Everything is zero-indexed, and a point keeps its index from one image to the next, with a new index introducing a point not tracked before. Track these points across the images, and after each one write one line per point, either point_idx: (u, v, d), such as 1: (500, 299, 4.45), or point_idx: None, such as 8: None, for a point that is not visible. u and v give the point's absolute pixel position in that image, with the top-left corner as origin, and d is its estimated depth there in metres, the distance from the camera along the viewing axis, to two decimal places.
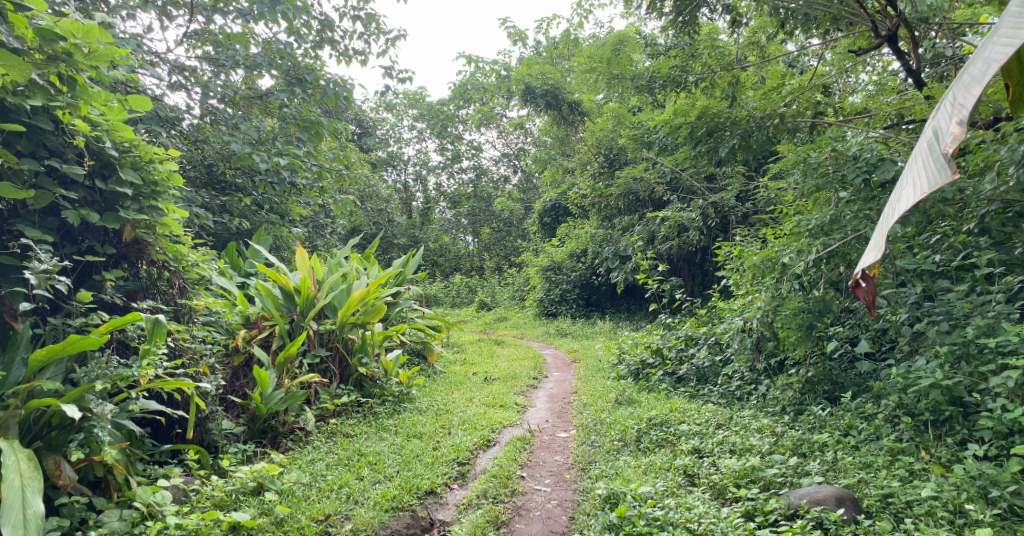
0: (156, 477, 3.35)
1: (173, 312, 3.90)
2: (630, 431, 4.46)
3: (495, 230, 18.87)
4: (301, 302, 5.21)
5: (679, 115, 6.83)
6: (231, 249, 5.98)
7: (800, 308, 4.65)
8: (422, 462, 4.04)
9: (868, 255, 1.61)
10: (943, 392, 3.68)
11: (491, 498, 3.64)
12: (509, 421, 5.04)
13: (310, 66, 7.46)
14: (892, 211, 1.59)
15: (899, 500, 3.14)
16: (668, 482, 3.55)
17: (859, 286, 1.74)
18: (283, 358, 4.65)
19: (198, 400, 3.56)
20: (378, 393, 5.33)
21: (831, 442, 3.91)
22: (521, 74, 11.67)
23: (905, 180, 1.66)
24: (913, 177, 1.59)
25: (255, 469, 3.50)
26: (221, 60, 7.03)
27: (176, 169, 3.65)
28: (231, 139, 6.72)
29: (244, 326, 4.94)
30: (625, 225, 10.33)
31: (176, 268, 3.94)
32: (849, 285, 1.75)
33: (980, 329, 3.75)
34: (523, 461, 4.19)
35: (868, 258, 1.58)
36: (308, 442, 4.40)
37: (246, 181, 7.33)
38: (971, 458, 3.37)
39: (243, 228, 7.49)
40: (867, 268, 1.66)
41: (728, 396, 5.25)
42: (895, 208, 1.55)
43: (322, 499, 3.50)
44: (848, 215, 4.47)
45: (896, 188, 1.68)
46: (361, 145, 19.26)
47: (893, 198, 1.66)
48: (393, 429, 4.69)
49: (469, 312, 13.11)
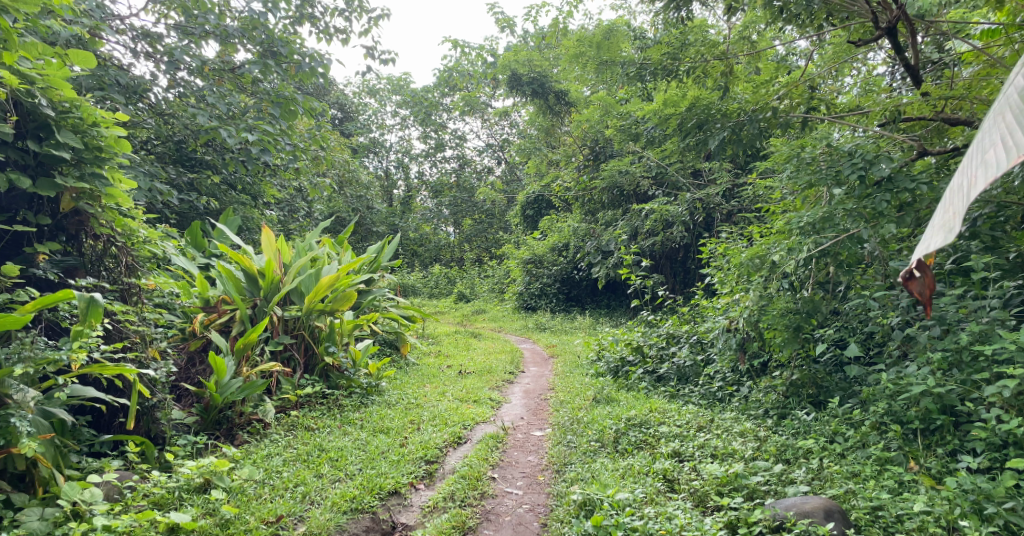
0: (89, 472, 3.08)
1: (117, 292, 3.60)
2: (608, 432, 4.27)
3: (477, 222, 18.64)
4: (265, 286, 4.90)
5: (668, 106, 6.64)
6: (196, 229, 5.59)
7: (788, 308, 4.45)
8: (387, 460, 3.80)
9: (931, 236, 1.35)
10: (935, 399, 3.50)
11: (458, 501, 3.41)
12: (482, 418, 4.80)
13: (284, 38, 7.11)
14: (971, 181, 1.33)
15: (890, 514, 2.93)
16: (647, 488, 3.34)
17: (912, 280, 1.44)
18: (242, 345, 4.36)
19: (141, 388, 3.29)
20: (344, 385, 5.06)
21: (817, 449, 3.71)
22: (508, 60, 11.35)
23: (984, 145, 1.41)
24: (997, 140, 1.34)
25: (202, 464, 3.25)
26: (190, 28, 6.68)
27: (124, 135, 3.31)
28: (197, 111, 6.37)
29: (202, 309, 4.64)
30: (608, 220, 10.18)
31: (123, 244, 3.64)
32: (901, 277, 1.44)
33: (975, 335, 3.58)
34: (495, 461, 3.96)
35: (934, 240, 1.30)
36: (266, 436, 4.13)
37: (216, 158, 6.99)
38: (964, 470, 3.18)
39: (212, 208, 7.18)
40: (929, 251, 1.38)
41: (709, 397, 5.06)
42: (977, 176, 1.30)
43: (274, 498, 3.25)
44: (840, 213, 4.23)
45: (971, 156, 1.43)
46: (342, 130, 18.89)
47: (968, 167, 1.41)
48: (358, 423, 4.44)
49: (446, 304, 12.87)
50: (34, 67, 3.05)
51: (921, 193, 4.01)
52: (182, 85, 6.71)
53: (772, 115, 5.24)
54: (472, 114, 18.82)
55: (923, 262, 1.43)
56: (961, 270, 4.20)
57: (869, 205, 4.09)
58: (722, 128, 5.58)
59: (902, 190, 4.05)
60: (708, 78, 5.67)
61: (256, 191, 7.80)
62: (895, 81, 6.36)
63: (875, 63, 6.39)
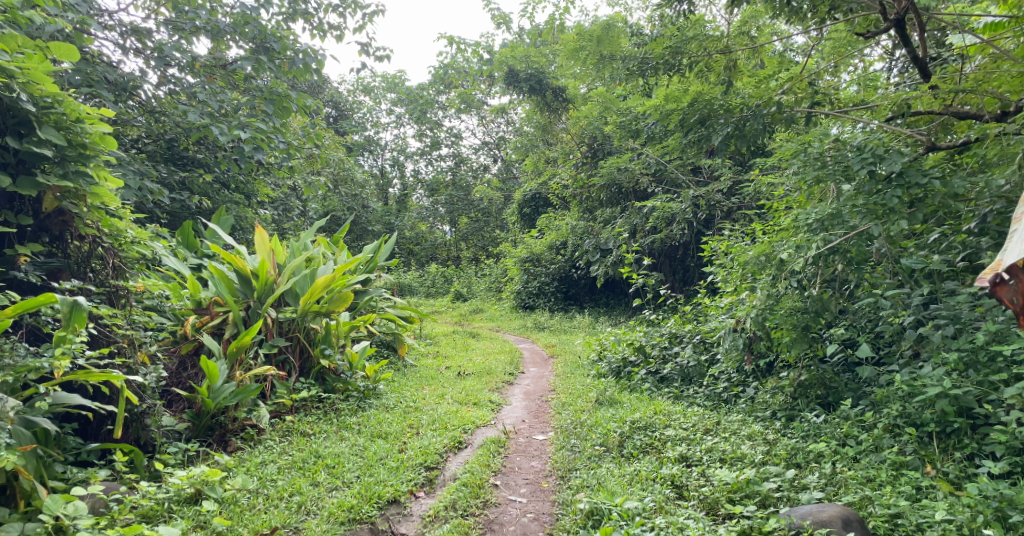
0: (74, 483, 2.96)
1: (104, 296, 3.45)
2: (612, 435, 4.16)
3: (473, 221, 18.52)
4: (258, 287, 4.77)
5: (669, 102, 6.52)
6: (187, 229, 5.46)
7: (796, 307, 4.34)
8: (385, 466, 3.69)
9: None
10: (950, 402, 3.39)
11: (460, 510, 3.29)
12: (482, 421, 4.68)
13: (277, 33, 6.95)
14: None
15: (909, 522, 2.83)
16: (656, 495, 3.23)
17: (1002, 286, 2.01)
18: (235, 348, 4.24)
19: (128, 395, 3.16)
20: (341, 388, 4.93)
21: (828, 452, 3.60)
22: (505, 57, 11.20)
23: None
24: None
25: (193, 474, 3.14)
26: (180, 24, 6.53)
27: (110, 131, 3.18)
28: (188, 109, 6.23)
29: (193, 311, 4.51)
30: (607, 218, 10.07)
31: (110, 245, 3.50)
32: (993, 282, 2.01)
33: (991, 335, 3.48)
34: (497, 467, 3.85)
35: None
36: (260, 442, 4.01)
37: (208, 156, 6.85)
38: (984, 476, 3.08)
39: (204, 207, 7.04)
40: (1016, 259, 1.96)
41: (714, 398, 4.96)
42: None
43: (269, 509, 3.13)
44: (849, 210, 4.09)
45: None
46: (336, 128, 18.72)
47: None
48: (355, 428, 4.32)
49: (443, 303, 12.74)
50: (13, 60, 2.92)
51: (933, 188, 3.91)
52: (173, 82, 6.56)
53: (776, 109, 5.13)
54: (468, 112, 18.69)
55: (1011, 271, 1.99)
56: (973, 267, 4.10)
57: (880, 201, 3.98)
58: (726, 124, 5.47)
59: (913, 185, 3.94)
60: (711, 72, 5.56)
61: (249, 190, 7.67)
62: (895, 76, 6.25)
63: (872, 58, 6.30)
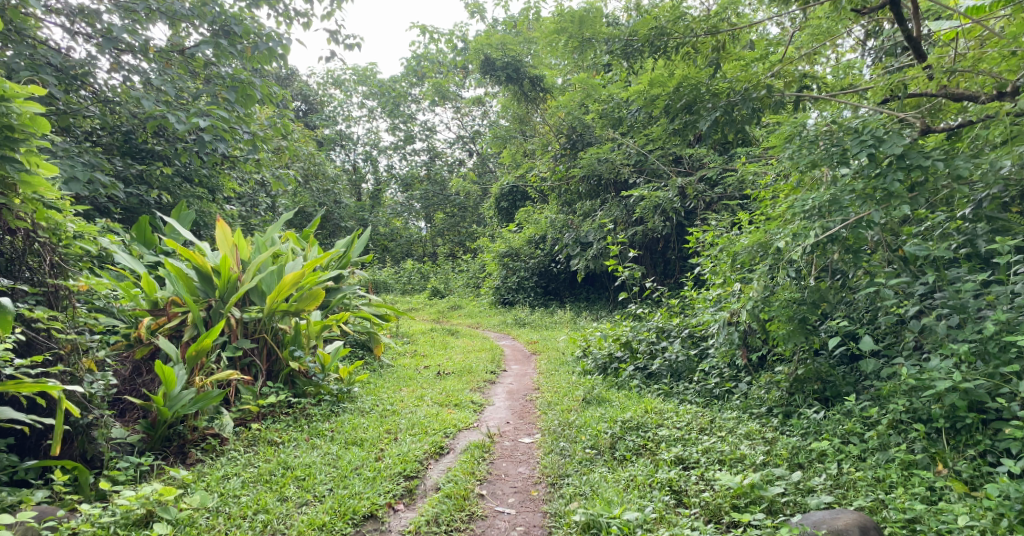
0: (5, 508, 2.64)
1: (40, 296, 3.16)
2: (603, 437, 3.92)
3: (449, 216, 18.20)
4: (221, 286, 4.44)
5: (653, 87, 6.29)
6: (142, 224, 5.11)
7: (793, 298, 4.12)
8: (360, 477, 3.41)
9: None
10: (961, 395, 3.19)
11: (444, 526, 3.03)
12: (464, 424, 4.41)
13: (238, 15, 6.52)
14: None
15: (928, 528, 2.63)
16: (656, 504, 3.02)
17: None
18: (194, 352, 3.93)
19: (67, 407, 2.85)
20: (312, 392, 4.61)
21: (832, 452, 3.39)
22: (480, 45, 10.85)
23: None
24: None
25: (143, 493, 2.84)
26: (133, 6, 6.12)
27: (39, 111, 2.82)
28: (142, 96, 5.83)
29: (149, 312, 4.19)
30: (587, 210, 9.91)
31: (47, 241, 3.19)
32: None
33: (1001, 324, 3.29)
34: (482, 475, 3.59)
35: None
36: (222, 453, 3.69)
37: (167, 148, 6.46)
38: (1002, 475, 2.89)
39: (165, 202, 6.64)
40: None
41: (706, 395, 4.75)
42: None
43: (230, 530, 2.83)
44: (848, 196, 3.88)
45: None
46: (307, 122, 18.25)
47: None
48: (328, 435, 4.02)
49: (419, 300, 12.44)
50: None
51: (935, 170, 3.71)
52: (127, 69, 6.17)
53: (766, 93, 4.93)
54: (442, 105, 18.33)
55: None
56: (975, 253, 3.93)
57: (879, 185, 3.79)
58: (713, 109, 5.25)
59: (916, 167, 3.74)
60: (697, 54, 5.31)
61: (214, 184, 7.31)
62: (867, 66, 6.15)
63: (846, 49, 6.20)
